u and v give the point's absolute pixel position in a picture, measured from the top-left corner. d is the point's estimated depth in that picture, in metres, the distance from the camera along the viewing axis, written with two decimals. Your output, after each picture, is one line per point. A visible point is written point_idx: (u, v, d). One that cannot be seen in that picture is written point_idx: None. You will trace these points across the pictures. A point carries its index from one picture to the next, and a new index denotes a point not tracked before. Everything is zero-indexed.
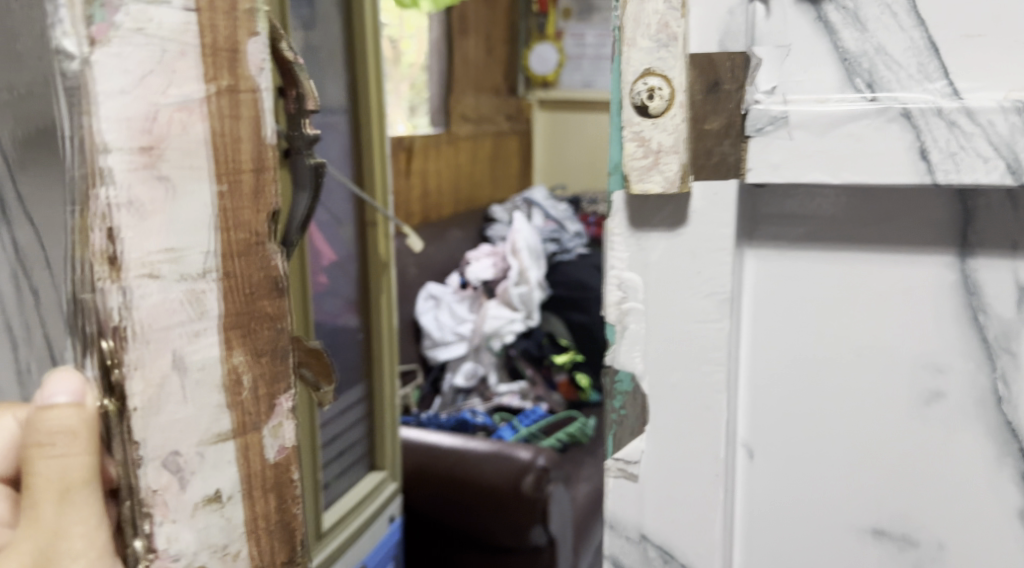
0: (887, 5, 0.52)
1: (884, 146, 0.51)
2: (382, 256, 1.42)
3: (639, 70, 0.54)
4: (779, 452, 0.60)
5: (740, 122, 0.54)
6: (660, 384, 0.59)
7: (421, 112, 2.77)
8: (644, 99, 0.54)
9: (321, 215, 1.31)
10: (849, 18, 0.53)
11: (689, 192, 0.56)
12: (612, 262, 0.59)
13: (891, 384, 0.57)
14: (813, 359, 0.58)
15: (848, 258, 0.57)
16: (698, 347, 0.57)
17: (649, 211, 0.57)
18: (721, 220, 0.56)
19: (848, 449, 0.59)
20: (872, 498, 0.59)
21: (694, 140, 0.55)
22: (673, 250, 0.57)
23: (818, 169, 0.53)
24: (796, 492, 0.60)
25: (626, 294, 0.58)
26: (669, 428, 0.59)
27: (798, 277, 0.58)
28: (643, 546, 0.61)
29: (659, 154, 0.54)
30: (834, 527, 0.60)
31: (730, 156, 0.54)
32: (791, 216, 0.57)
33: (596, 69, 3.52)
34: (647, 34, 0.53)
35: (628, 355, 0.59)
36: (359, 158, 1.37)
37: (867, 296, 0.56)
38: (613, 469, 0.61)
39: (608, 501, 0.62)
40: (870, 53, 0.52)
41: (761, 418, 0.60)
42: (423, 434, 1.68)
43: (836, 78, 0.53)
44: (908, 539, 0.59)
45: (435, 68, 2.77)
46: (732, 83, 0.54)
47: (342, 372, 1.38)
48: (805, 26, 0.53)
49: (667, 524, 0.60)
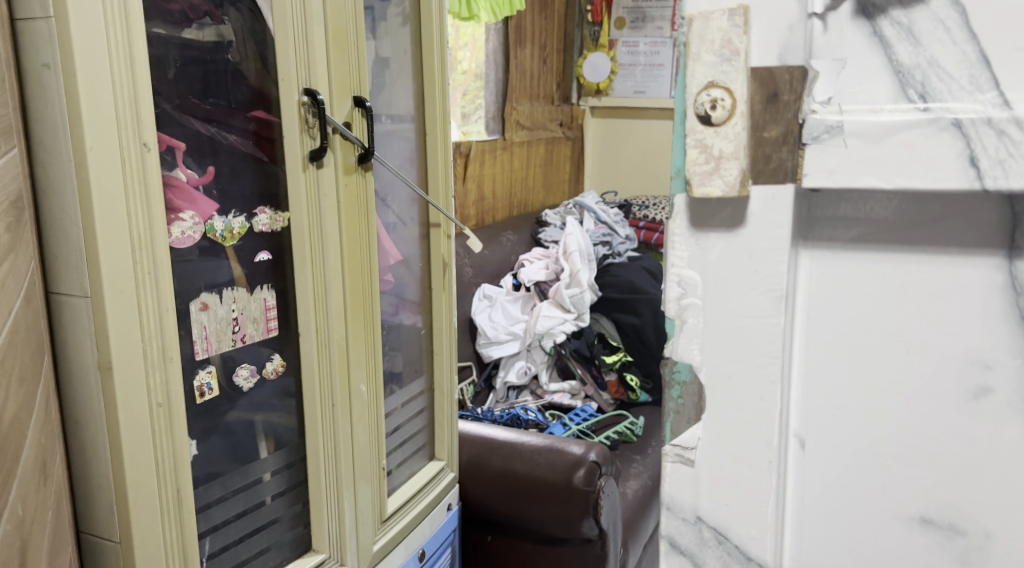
0: (940, 20, 0.55)
1: (936, 153, 0.55)
2: (444, 255, 1.48)
3: (703, 83, 0.59)
4: (830, 442, 0.64)
5: (797, 130, 0.58)
6: (718, 375, 0.64)
7: (472, 119, 2.73)
8: (707, 109, 0.59)
9: (387, 217, 1.41)
10: (904, 33, 0.56)
11: (748, 196, 0.60)
12: (673, 261, 0.64)
13: (939, 379, 0.60)
14: (865, 354, 0.62)
15: (899, 258, 0.60)
16: (754, 341, 0.62)
17: (710, 213, 0.62)
18: (778, 221, 0.60)
19: (898, 441, 0.62)
20: (919, 487, 0.62)
21: (753, 147, 0.59)
22: (732, 249, 0.62)
23: (872, 175, 0.56)
24: (845, 480, 0.64)
25: (685, 290, 0.64)
26: (726, 416, 0.65)
27: (851, 277, 0.62)
28: (700, 527, 0.67)
29: (720, 160, 0.60)
30: (883, 514, 0.64)
31: (788, 162, 0.59)
32: (845, 218, 0.61)
33: (649, 76, 3.54)
34: (712, 49, 0.59)
35: (686, 347, 0.65)
36: (425, 162, 1.44)
37: (917, 296, 0.60)
38: (671, 454, 0.67)
39: (666, 484, 0.68)
40: (923, 66, 0.56)
41: (813, 409, 0.65)
42: (480, 428, 1.75)
43: (891, 90, 0.57)
44: (955, 528, 0.62)
45: (491, 76, 2.83)
46: (790, 94, 0.58)
47: (404, 365, 1.49)
48: (860, 41, 0.57)
49: (722, 506, 0.66)
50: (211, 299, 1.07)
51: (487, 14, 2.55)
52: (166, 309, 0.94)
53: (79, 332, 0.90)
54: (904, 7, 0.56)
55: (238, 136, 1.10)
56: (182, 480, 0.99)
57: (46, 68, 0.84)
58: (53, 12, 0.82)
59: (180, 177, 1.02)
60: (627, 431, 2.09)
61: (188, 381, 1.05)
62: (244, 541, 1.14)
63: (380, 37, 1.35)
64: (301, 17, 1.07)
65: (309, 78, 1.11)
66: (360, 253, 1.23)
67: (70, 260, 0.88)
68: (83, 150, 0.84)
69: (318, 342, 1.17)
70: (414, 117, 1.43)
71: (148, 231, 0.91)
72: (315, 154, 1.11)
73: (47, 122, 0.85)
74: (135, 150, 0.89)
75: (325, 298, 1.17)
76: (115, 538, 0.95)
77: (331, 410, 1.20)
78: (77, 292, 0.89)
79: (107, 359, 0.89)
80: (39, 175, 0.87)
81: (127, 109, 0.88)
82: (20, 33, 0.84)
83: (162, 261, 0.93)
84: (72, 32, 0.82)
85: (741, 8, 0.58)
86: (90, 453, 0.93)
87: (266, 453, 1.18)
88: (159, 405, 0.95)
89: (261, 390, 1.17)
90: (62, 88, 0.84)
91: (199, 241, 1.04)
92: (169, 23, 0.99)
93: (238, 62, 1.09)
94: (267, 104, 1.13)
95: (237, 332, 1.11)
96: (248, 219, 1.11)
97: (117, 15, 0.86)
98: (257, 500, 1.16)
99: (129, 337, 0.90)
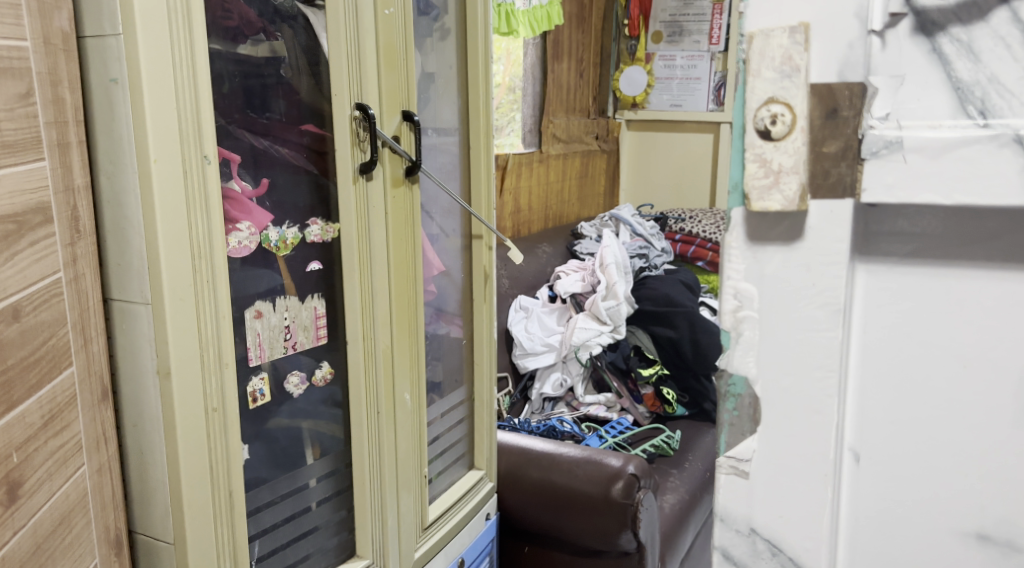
0: (1001, 37, 0.56)
1: (996, 169, 0.56)
2: (485, 266, 1.50)
3: (763, 99, 0.60)
4: (886, 457, 0.65)
5: (857, 145, 0.59)
6: (773, 388, 0.65)
7: (506, 131, 2.71)
8: (767, 124, 0.60)
9: (430, 229, 1.43)
10: (964, 50, 0.57)
11: (806, 210, 0.61)
12: (730, 273, 0.65)
13: (997, 394, 0.61)
14: (921, 369, 0.62)
15: (956, 275, 0.60)
16: (811, 355, 0.63)
17: (768, 226, 0.63)
18: (837, 235, 0.61)
19: (955, 455, 0.62)
20: (976, 503, 0.63)
21: (813, 161, 0.60)
22: (790, 262, 0.63)
23: (930, 191, 0.57)
24: (901, 495, 0.65)
25: (742, 303, 0.65)
26: (781, 428, 0.65)
27: (907, 292, 0.62)
28: (754, 540, 0.68)
29: (779, 174, 0.61)
30: (938, 529, 0.64)
31: (846, 177, 0.60)
32: (902, 233, 0.61)
33: (686, 90, 3.55)
34: (772, 66, 0.60)
35: (742, 360, 0.66)
36: (468, 173, 1.46)
37: (975, 311, 0.60)
38: (726, 466, 0.68)
39: (721, 496, 0.68)
40: (983, 82, 0.56)
41: (868, 424, 0.65)
42: (518, 439, 1.75)
43: (950, 106, 0.57)
44: (1012, 545, 0.62)
45: (529, 89, 2.86)
46: (850, 110, 0.59)
47: (444, 374, 1.50)
48: (919, 57, 0.58)
49: (777, 519, 0.67)
50: (265, 307, 1.10)
51: (527, 28, 2.59)
52: (223, 317, 0.97)
53: (139, 338, 0.93)
54: (964, 24, 0.57)
55: (291, 149, 1.13)
56: (234, 486, 1.01)
57: (114, 83, 0.87)
58: (122, 29, 0.85)
59: (236, 188, 1.05)
60: (664, 444, 2.09)
61: (241, 387, 1.08)
62: (291, 546, 1.16)
63: (426, 53, 1.38)
64: (354, 34, 1.10)
65: (361, 93, 1.13)
66: (406, 264, 1.25)
67: (133, 268, 0.91)
68: (147, 162, 0.87)
69: (364, 350, 1.19)
70: (458, 130, 1.45)
71: (207, 242, 0.94)
72: (365, 167, 1.13)
73: (113, 135, 0.88)
74: (196, 163, 0.92)
75: (371, 308, 1.19)
76: (168, 539, 0.97)
77: (376, 418, 1.22)
78: (138, 298, 0.92)
79: (166, 365, 0.92)
80: (103, 186, 0.90)
81: (189, 123, 0.91)
82: (88, 49, 0.87)
83: (220, 270, 0.96)
84: (139, 49, 0.85)
85: (802, 26, 0.59)
86: (146, 456, 0.96)
87: (313, 459, 1.20)
88: (214, 410, 0.98)
89: (308, 397, 1.19)
90: (129, 102, 0.87)
91: (253, 250, 1.07)
92: (226, 39, 1.02)
93: (291, 77, 1.12)
94: (319, 118, 1.15)
95: (289, 339, 1.14)
96: (300, 230, 1.14)
97: (183, 36, 0.89)
98: (303, 505, 1.18)
99: (186, 344, 0.93)
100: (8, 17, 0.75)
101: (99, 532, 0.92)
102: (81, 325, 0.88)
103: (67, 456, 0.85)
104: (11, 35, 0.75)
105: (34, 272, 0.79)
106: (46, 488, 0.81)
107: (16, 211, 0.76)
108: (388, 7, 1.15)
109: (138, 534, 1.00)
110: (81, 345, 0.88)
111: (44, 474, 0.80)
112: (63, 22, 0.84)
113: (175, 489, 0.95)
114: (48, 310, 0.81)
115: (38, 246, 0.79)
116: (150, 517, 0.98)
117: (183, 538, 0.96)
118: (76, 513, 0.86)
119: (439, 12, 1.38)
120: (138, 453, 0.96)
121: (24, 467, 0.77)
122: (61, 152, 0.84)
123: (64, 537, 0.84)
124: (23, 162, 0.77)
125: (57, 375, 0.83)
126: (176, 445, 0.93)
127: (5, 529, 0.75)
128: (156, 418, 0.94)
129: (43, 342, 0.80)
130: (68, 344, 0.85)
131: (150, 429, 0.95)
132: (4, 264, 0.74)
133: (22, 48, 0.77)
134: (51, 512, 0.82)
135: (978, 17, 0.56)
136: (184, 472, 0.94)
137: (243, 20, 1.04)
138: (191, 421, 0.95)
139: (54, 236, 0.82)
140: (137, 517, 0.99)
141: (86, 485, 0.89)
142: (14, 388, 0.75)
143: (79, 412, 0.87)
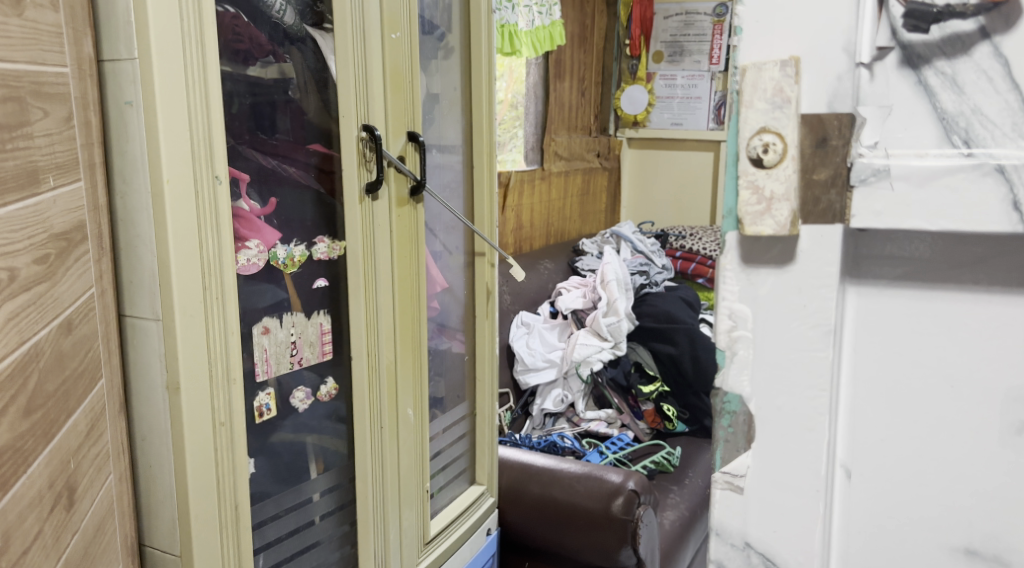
0: (983, 71, 0.59)
1: (978, 197, 0.59)
2: (487, 283, 1.52)
3: (755, 128, 0.63)
4: (876, 474, 0.67)
5: (846, 173, 0.62)
6: (767, 406, 0.68)
7: (509, 148, 2.74)
8: (759, 153, 0.63)
9: (434, 246, 1.45)
10: (948, 82, 0.60)
11: (798, 235, 0.64)
12: (725, 295, 0.68)
13: (984, 412, 0.63)
14: (910, 388, 0.65)
15: (943, 298, 0.63)
16: (803, 372, 0.66)
17: (759, 250, 0.66)
18: (827, 259, 0.64)
19: (942, 473, 0.65)
20: (964, 519, 0.65)
21: (803, 189, 0.63)
22: (782, 284, 0.66)
23: (917, 217, 0.60)
24: (890, 510, 0.67)
25: (736, 323, 0.68)
26: (775, 444, 0.68)
27: (896, 314, 0.65)
28: (747, 553, 0.71)
29: (771, 201, 0.64)
30: (927, 545, 0.66)
31: (836, 203, 0.63)
32: (891, 259, 0.64)
33: (686, 109, 3.60)
34: (764, 97, 0.63)
35: (736, 378, 0.68)
36: (470, 190, 1.49)
37: (962, 334, 0.63)
38: (720, 481, 0.70)
39: (718, 512, 0.71)
40: (967, 114, 0.59)
41: (858, 442, 0.67)
42: (519, 454, 1.77)
43: (935, 135, 0.60)
44: (1000, 560, 0.64)
45: (531, 108, 2.88)
46: (839, 140, 0.62)
47: (447, 390, 1.52)
48: (905, 88, 0.61)
49: (770, 533, 0.70)
50: (272, 323, 1.12)
51: (529, 49, 2.61)
52: (232, 332, 1.00)
53: (149, 352, 0.95)
54: (948, 58, 0.59)
55: (300, 169, 1.16)
56: (241, 499, 1.03)
57: (129, 105, 0.89)
58: (138, 54, 0.88)
59: (245, 208, 1.08)
60: (664, 461, 2.10)
61: (249, 401, 1.10)
62: (295, 559, 1.18)
63: (432, 74, 1.40)
64: (361, 57, 1.13)
65: (367, 114, 1.16)
66: (410, 280, 1.28)
67: (145, 285, 0.93)
68: (161, 183, 0.90)
69: (369, 365, 1.21)
70: (462, 149, 1.48)
71: (218, 260, 0.97)
72: (371, 187, 1.16)
73: (127, 155, 0.91)
74: (208, 184, 0.95)
75: (376, 324, 1.21)
76: (176, 551, 0.99)
77: (380, 433, 1.24)
78: (149, 315, 0.94)
79: (175, 380, 0.94)
80: (118, 206, 0.93)
81: (202, 146, 0.93)
82: (105, 74, 0.90)
83: (230, 287, 0.99)
84: (155, 74, 0.88)
85: (792, 60, 0.62)
86: (155, 469, 0.98)
87: (316, 473, 1.22)
88: (222, 424, 1.00)
89: (313, 411, 1.21)
90: (143, 125, 0.89)
91: (261, 268, 1.09)
92: (237, 62, 1.05)
93: (299, 97, 1.15)
94: (327, 138, 1.18)
95: (295, 355, 1.16)
96: (308, 247, 1.16)
97: (197, 60, 0.92)
98: (308, 518, 1.20)
99: (197, 358, 0.95)
100: (54, 44, 0.78)
101: (120, 541, 0.93)
102: (106, 338, 0.90)
103: (101, 465, 0.86)
104: (56, 62, 0.78)
105: (78, 287, 0.81)
106: (86, 495, 0.82)
107: (67, 230, 0.78)
108: (394, 30, 1.18)
109: (148, 548, 1.01)
110: (106, 357, 0.90)
111: (88, 481, 0.82)
112: (88, 47, 0.87)
113: (190, 502, 0.97)
114: (86, 324, 0.83)
115: (81, 262, 0.82)
116: (162, 532, 1.00)
117: (196, 549, 0.98)
118: (106, 521, 0.88)
119: (443, 32, 1.41)
120: (147, 465, 0.98)
121: (78, 473, 0.79)
122: (90, 172, 0.86)
123: (101, 544, 0.85)
124: (70, 184, 0.80)
125: (93, 388, 0.84)
126: (185, 459, 0.95)
127: (67, 532, 0.76)
128: (163, 432, 0.96)
129: (85, 355, 0.82)
130: (99, 357, 0.87)
131: (159, 444, 0.97)
132: (61, 278, 0.76)
133: (64, 75, 0.80)
134: (92, 519, 0.83)
135: (962, 52, 0.59)
136: (190, 487, 0.96)
137: (254, 43, 1.06)
138: (201, 435, 0.97)
139: (89, 253, 0.85)
140: (147, 531, 1.01)
141: (112, 494, 0.91)
142: (70, 398, 0.77)
143: (105, 423, 0.89)
